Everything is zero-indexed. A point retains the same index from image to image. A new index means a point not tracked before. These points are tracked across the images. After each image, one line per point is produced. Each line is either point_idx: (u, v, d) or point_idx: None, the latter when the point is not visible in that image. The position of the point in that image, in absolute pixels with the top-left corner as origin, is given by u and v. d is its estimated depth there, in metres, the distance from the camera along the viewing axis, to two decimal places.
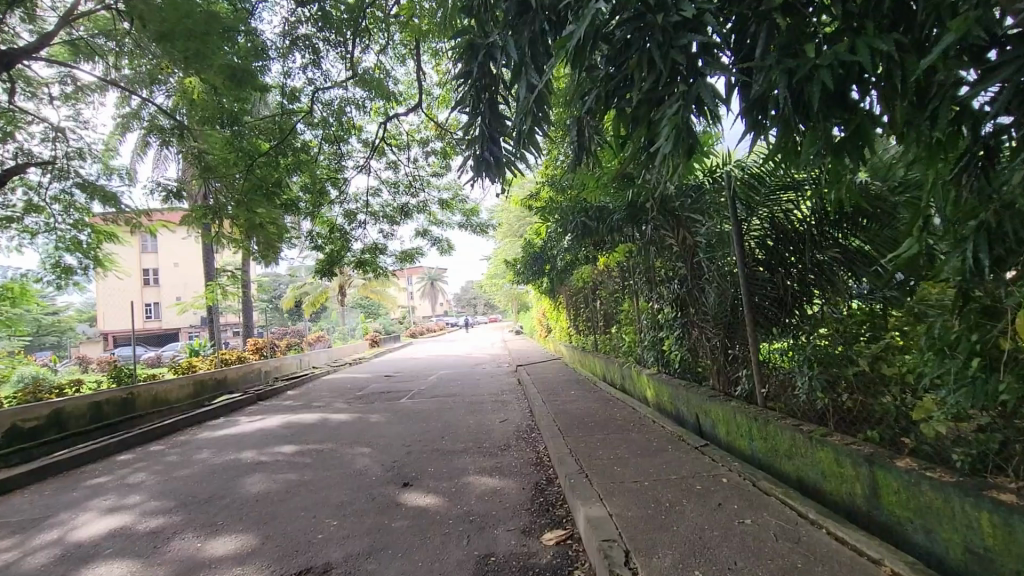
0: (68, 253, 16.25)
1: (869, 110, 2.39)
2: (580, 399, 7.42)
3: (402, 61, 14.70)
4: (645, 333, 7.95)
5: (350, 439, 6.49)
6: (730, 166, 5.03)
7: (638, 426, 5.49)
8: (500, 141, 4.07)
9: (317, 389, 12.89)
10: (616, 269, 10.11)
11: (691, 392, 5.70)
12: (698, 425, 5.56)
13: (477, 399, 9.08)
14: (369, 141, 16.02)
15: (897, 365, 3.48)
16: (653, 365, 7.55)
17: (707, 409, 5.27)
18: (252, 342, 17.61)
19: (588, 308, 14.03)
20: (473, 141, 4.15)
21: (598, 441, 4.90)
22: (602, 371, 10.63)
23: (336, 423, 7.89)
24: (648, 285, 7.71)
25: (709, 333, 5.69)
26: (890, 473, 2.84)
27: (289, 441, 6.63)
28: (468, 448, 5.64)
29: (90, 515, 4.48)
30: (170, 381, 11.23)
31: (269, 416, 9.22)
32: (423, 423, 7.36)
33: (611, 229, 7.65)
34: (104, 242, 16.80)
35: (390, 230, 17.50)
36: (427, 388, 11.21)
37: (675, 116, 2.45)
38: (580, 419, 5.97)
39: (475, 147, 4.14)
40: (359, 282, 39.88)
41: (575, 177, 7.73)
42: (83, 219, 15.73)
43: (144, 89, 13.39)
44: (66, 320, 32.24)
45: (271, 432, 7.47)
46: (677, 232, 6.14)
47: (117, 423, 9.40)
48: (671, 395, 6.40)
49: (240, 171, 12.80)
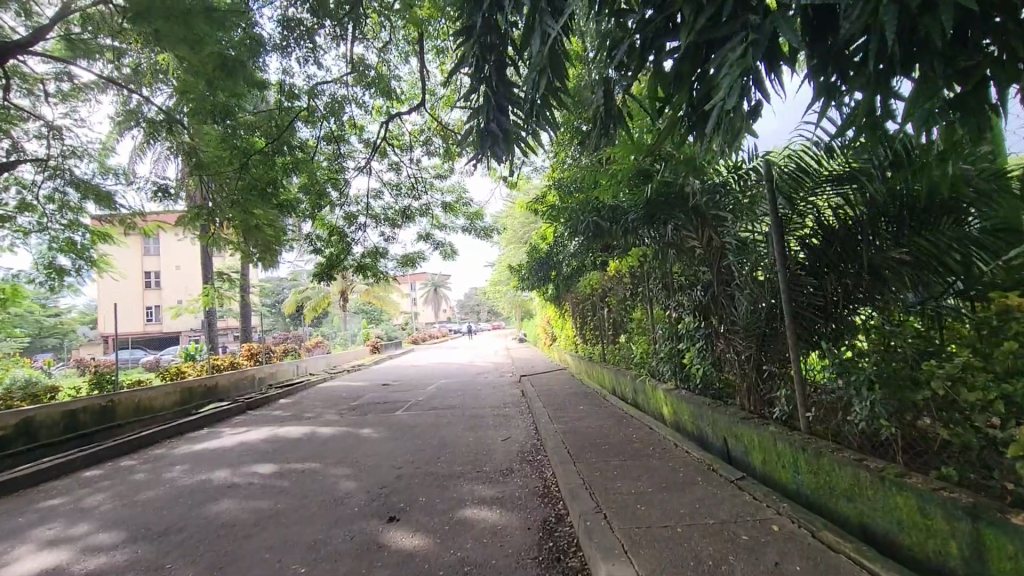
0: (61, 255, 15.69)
1: (997, 59, 1.78)
2: (590, 416, 6.78)
3: (405, 58, 14.21)
4: (661, 344, 7.31)
5: (336, 458, 5.86)
6: (768, 155, 4.45)
7: (659, 449, 4.86)
8: (508, 110, 3.60)
9: (310, 398, 12.27)
10: (628, 275, 9.50)
11: (718, 412, 5.07)
12: (726, 451, 4.91)
13: (478, 413, 8.45)
14: (370, 141, 15.53)
15: (980, 389, 2.83)
16: (670, 380, 6.90)
17: (738, 432, 4.63)
18: (247, 347, 17.01)
19: (597, 316, 13.42)
20: (477, 110, 3.67)
21: (615, 469, 4.27)
22: (612, 385, 9.97)
23: (325, 438, 7.25)
24: (665, 293, 7.11)
25: (738, 347, 5.05)
26: (1007, 535, 2.21)
27: (270, 459, 6.01)
28: (466, 473, 5.00)
29: (25, 550, 3.87)
30: (155, 388, 10.65)
31: (255, 428, 8.61)
32: (417, 439, 6.73)
33: (626, 231, 7.07)
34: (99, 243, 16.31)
35: (392, 233, 16.95)
36: (426, 399, 10.58)
37: (740, 60, 1.88)
38: (590, 441, 5.33)
39: (479, 117, 3.67)
40: (361, 288, 39.37)
41: (590, 175, 7.17)
42: (77, 220, 15.23)
43: (141, 86, 12.93)
44: (66, 323, 31.81)
45: (252, 448, 6.85)
46: (702, 234, 5.55)
47: (94, 433, 8.82)
48: (693, 414, 5.75)
49: (235, 169, 12.30)
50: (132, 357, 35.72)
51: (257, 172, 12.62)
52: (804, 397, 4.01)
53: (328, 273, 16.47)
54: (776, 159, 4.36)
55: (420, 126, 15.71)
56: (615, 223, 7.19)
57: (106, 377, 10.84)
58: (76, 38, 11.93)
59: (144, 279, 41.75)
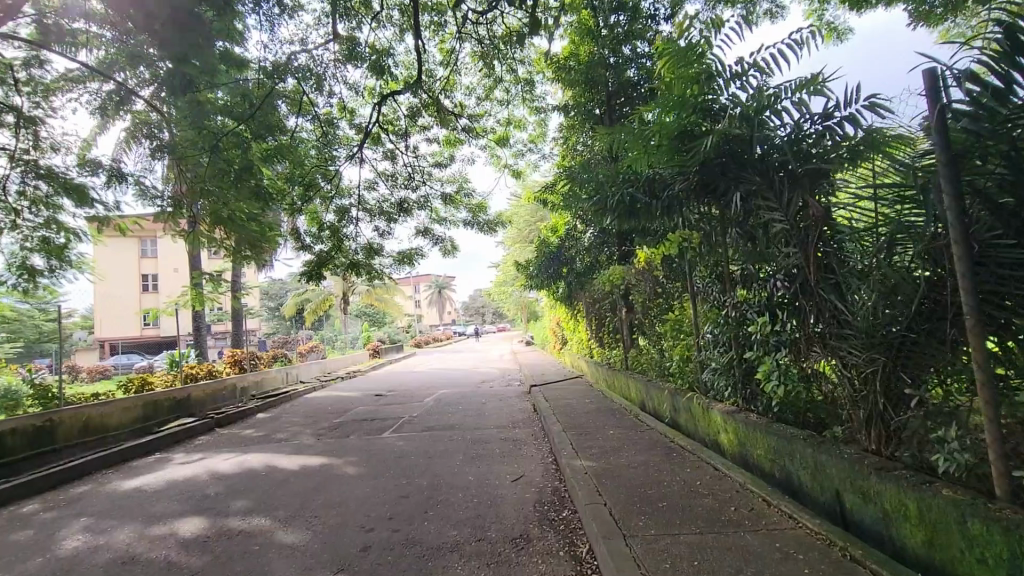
0: (38, 257, 12.84)
1: None
2: (627, 444, 5.29)
3: (400, 36, 12.84)
4: (710, 350, 5.85)
5: (289, 511, 4.35)
6: (934, 65, 2.68)
7: (743, 511, 3.36)
8: None
9: (291, 413, 10.77)
10: (660, 267, 7.99)
11: (822, 452, 3.62)
12: (840, 511, 3.45)
13: (482, 436, 6.93)
14: (362, 126, 14.11)
15: None
16: (728, 400, 5.41)
17: (869, 489, 3.15)
18: (229, 355, 15.16)
19: (615, 318, 11.93)
20: None
21: (693, 557, 2.78)
22: (641, 397, 8.47)
23: (286, 474, 5.74)
24: (720, 286, 5.69)
25: (853, 359, 3.59)
26: None
27: (199, 512, 4.50)
28: (461, 543, 3.48)
29: None
30: (111, 404, 9.13)
31: (211, 454, 7.10)
32: (402, 476, 5.21)
33: (671, 210, 5.57)
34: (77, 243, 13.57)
35: (387, 228, 15.51)
36: (420, 415, 9.06)
37: None
38: (634, 492, 3.84)
39: None
40: (362, 289, 37.94)
41: (622, 138, 5.68)
42: (56, 218, 12.51)
43: (122, 73, 11.15)
44: (66, 328, 30.76)
45: (191, 488, 5.35)
46: (789, 204, 4.07)
47: (23, 463, 7.32)
48: (773, 447, 4.27)
49: (206, 155, 10.93)
50: (127, 364, 34.31)
51: (233, 156, 11.22)
52: (996, 445, 2.49)
53: (319, 272, 14.99)
54: (951, 73, 2.65)
55: (416, 110, 14.26)
56: (653, 202, 5.65)
57: (53, 393, 9.36)
58: (49, 22, 9.99)
59: (142, 282, 40.60)
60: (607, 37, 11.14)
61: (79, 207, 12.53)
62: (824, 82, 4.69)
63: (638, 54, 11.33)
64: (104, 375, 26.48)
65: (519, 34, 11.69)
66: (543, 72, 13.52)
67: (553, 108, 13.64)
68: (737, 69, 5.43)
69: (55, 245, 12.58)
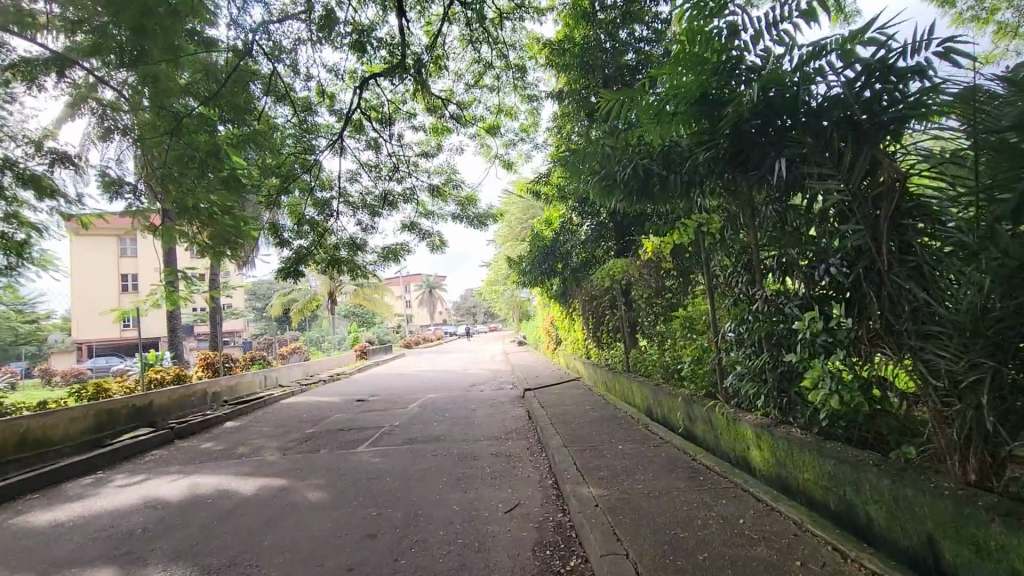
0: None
1: None
2: (642, 464, 4.46)
3: (383, 17, 11.97)
4: (734, 350, 5.04)
5: (224, 558, 3.46)
6: None
7: (812, 568, 2.57)
8: None
9: (262, 422, 9.83)
10: (669, 256, 7.19)
11: (904, 483, 2.83)
12: (934, 564, 2.66)
13: (470, 450, 6.09)
14: (342, 113, 13.23)
15: None
16: (759, 410, 4.62)
17: (987, 541, 2.37)
18: (201, 357, 14.14)
19: (615, 316, 11.13)
20: None
21: None
22: (648, 403, 7.67)
23: (234, 502, 4.84)
24: (746, 275, 4.88)
25: (946, 363, 2.82)
26: None
27: (112, 559, 3.60)
28: None
29: None
30: (56, 416, 8.12)
31: (158, 476, 6.17)
32: (371, 506, 4.34)
33: (691, 187, 4.75)
34: (38, 240, 12.18)
35: (371, 222, 14.61)
36: (402, 425, 8.18)
37: None
38: (663, 535, 3.02)
39: None
40: (350, 289, 36.96)
41: (629, 100, 4.79)
42: (14, 212, 11.18)
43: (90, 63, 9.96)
44: (43, 330, 29.50)
45: (117, 525, 4.44)
46: (851, 170, 3.27)
47: None
48: (825, 471, 3.48)
49: (169, 139, 9.97)
50: (106, 367, 33.02)
51: (199, 141, 10.30)
52: None
53: (297, 268, 13.84)
54: None
55: (401, 95, 13.38)
56: (670, 175, 4.81)
57: None
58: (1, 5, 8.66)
59: (120, 281, 39.25)
60: (602, 20, 10.36)
61: (40, 200, 11.39)
62: (876, 29, 3.81)
63: (637, 37, 10.57)
64: (78, 379, 25.33)
65: (510, 15, 10.87)
66: (536, 58, 12.71)
67: (546, 96, 12.85)
68: (767, 22, 4.57)
69: (15, 242, 11.19)
